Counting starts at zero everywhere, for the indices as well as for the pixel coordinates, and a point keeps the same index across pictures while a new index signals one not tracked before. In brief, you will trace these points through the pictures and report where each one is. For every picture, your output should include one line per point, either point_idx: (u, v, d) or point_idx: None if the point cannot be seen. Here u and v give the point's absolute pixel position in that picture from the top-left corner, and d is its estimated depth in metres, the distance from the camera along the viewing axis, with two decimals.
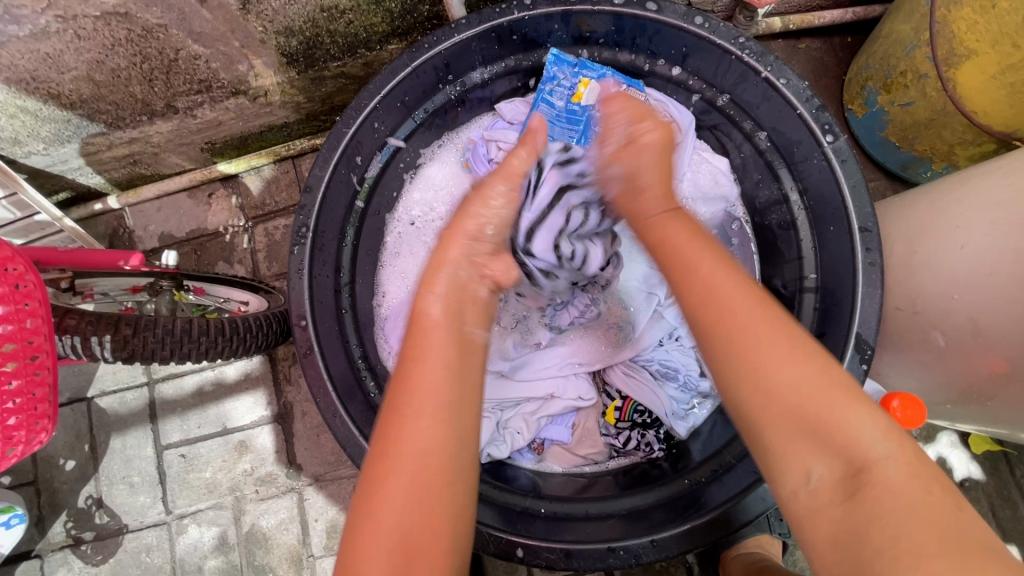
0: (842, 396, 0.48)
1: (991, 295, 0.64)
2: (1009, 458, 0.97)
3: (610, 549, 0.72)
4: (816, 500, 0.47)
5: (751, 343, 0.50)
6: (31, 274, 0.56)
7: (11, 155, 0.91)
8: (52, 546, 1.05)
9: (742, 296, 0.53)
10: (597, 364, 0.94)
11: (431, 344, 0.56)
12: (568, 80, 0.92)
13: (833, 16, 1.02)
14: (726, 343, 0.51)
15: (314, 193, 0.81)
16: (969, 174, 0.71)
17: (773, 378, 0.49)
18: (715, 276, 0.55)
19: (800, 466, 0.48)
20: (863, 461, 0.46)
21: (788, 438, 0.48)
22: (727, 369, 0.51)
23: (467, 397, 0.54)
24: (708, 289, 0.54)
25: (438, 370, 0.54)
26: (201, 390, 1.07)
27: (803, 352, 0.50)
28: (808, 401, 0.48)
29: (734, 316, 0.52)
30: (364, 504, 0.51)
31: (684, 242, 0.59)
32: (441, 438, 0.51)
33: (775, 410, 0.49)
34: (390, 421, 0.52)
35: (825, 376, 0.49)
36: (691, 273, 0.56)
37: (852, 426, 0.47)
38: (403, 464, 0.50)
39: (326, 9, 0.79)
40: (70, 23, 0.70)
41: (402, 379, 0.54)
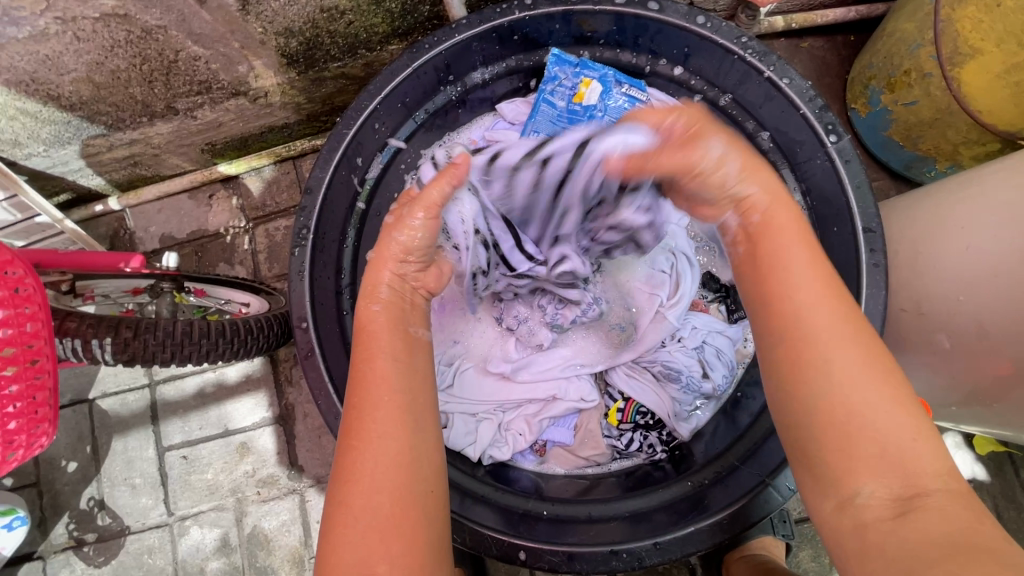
0: (910, 426, 0.47)
1: (996, 297, 0.64)
2: (1014, 459, 0.97)
3: (613, 552, 0.72)
4: (862, 515, 0.46)
5: (837, 368, 0.48)
6: (30, 278, 0.56)
7: (11, 157, 0.90)
8: (54, 548, 1.05)
9: (833, 319, 0.50)
10: (600, 365, 0.94)
11: (378, 344, 0.56)
12: (569, 80, 0.91)
13: (836, 14, 1.01)
14: (812, 362, 0.49)
15: (315, 194, 0.81)
16: (973, 175, 0.70)
17: (857, 405, 0.47)
18: (808, 296, 0.51)
19: (850, 485, 0.46)
20: (919, 486, 0.45)
21: (851, 460, 0.47)
22: (801, 395, 0.49)
23: (419, 386, 0.54)
24: (802, 303, 0.51)
25: (388, 363, 0.54)
26: (203, 392, 1.07)
27: (891, 384, 0.48)
28: (879, 423, 0.47)
29: (828, 334, 0.49)
30: (337, 496, 0.49)
31: (786, 253, 0.54)
32: (401, 426, 0.51)
33: (840, 429, 0.47)
34: (352, 414, 0.52)
35: (903, 410, 0.47)
36: (791, 284, 0.52)
37: (923, 460, 0.46)
38: (368, 452, 0.50)
39: (327, 9, 0.78)
40: (69, 24, 0.70)
41: (356, 377, 0.54)
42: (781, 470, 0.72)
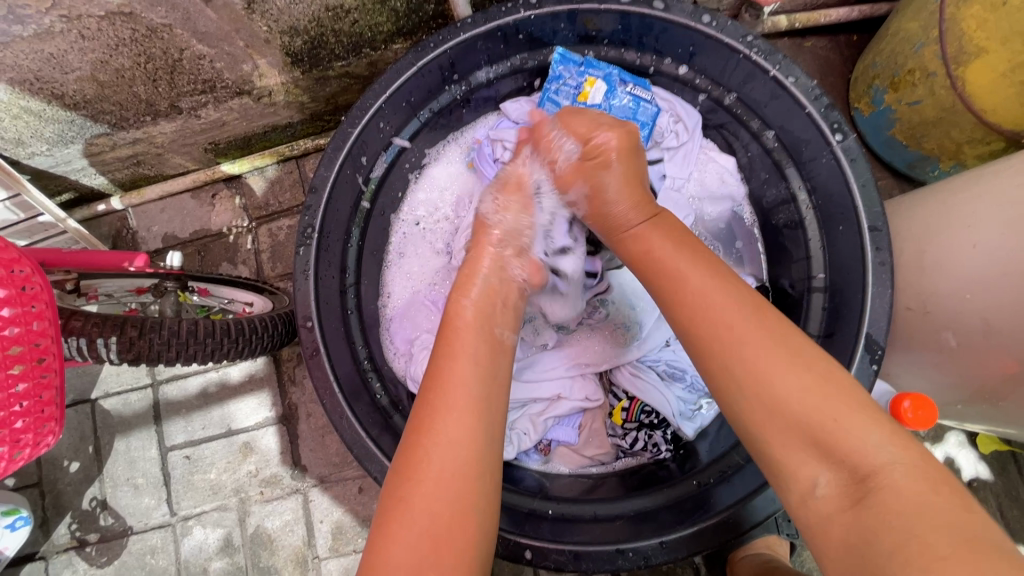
0: (821, 391, 0.48)
1: (1002, 295, 0.64)
2: (1017, 458, 0.97)
3: (619, 550, 0.72)
4: (822, 508, 0.47)
5: (744, 355, 0.51)
6: (38, 276, 0.56)
7: (14, 156, 0.90)
8: (57, 548, 1.05)
9: (733, 309, 0.54)
10: (603, 365, 0.93)
11: (463, 344, 0.59)
12: (574, 80, 0.91)
13: (839, 14, 1.01)
14: (719, 356, 0.53)
15: (320, 193, 0.80)
16: (980, 173, 0.70)
17: (769, 390, 0.50)
18: (706, 288, 0.56)
19: (805, 476, 0.48)
20: (867, 467, 0.45)
21: (785, 444, 0.49)
22: (730, 394, 0.52)
23: (495, 393, 0.56)
24: (693, 296, 0.56)
25: (470, 365, 0.57)
26: (206, 392, 1.07)
27: (793, 352, 0.51)
28: (793, 400, 0.49)
29: (726, 320, 0.53)
30: (394, 494, 0.50)
31: (670, 253, 0.62)
32: (472, 431, 0.52)
33: (766, 414, 0.50)
34: (424, 413, 0.53)
35: (826, 385, 0.49)
36: (678, 281, 0.58)
37: (860, 437, 0.46)
38: (434, 454, 0.51)
39: (331, 8, 0.78)
40: (74, 23, 0.70)
41: (435, 373, 0.56)
42: None
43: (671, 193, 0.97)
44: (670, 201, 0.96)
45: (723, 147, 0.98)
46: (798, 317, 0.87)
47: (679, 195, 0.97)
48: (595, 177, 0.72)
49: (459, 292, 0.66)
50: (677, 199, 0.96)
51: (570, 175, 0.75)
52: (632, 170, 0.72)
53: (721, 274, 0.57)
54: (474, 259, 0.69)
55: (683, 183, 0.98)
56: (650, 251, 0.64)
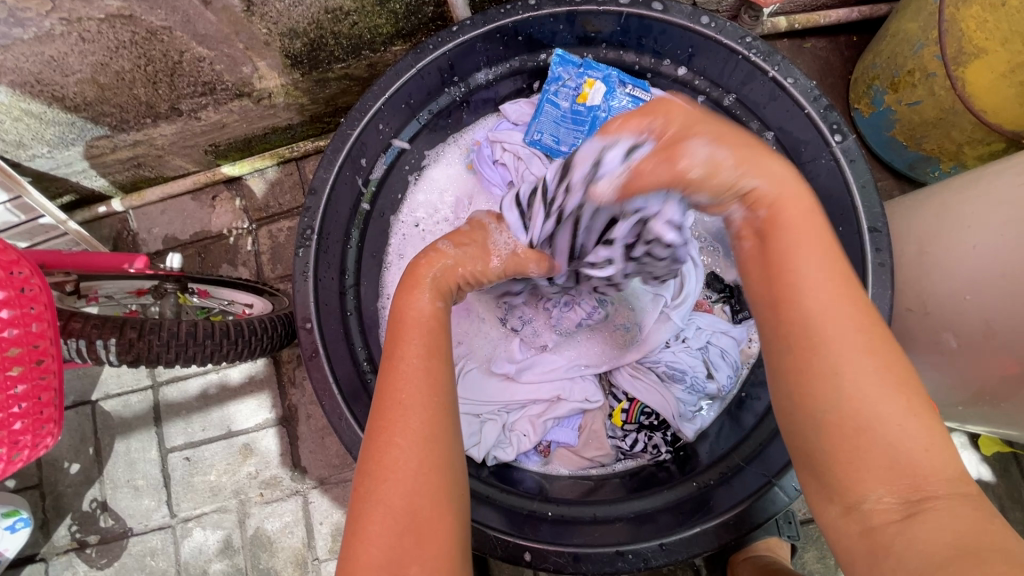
0: (912, 417, 0.44)
1: (1003, 296, 0.64)
2: (1020, 460, 0.96)
3: (619, 553, 0.72)
4: (870, 519, 0.43)
5: (847, 372, 0.44)
6: (37, 278, 0.56)
7: (15, 159, 0.91)
8: (57, 550, 1.05)
9: (831, 306, 0.46)
10: (603, 365, 0.94)
11: (421, 339, 0.56)
12: (572, 81, 0.91)
13: (839, 15, 1.01)
14: (810, 355, 0.45)
15: (319, 195, 0.81)
16: (980, 174, 0.70)
17: (861, 406, 0.44)
18: (810, 284, 0.46)
19: (860, 494, 0.44)
20: (925, 491, 0.43)
21: (845, 454, 0.44)
22: (800, 384, 0.46)
23: (453, 388, 0.54)
24: (803, 294, 0.46)
25: (428, 362, 0.54)
26: (206, 393, 1.07)
27: (897, 376, 0.45)
28: (876, 412, 0.43)
29: (835, 332, 0.45)
30: (368, 496, 0.49)
31: (787, 237, 0.48)
32: (438, 428, 0.51)
33: (837, 419, 0.44)
34: (386, 412, 0.51)
35: (907, 402, 0.44)
36: (794, 281, 0.47)
37: (925, 456, 0.43)
38: (404, 453, 0.49)
39: (331, 10, 0.78)
40: (74, 25, 0.70)
41: (394, 371, 0.54)
42: (787, 470, 0.72)
43: None
44: None
45: None
46: None
47: None
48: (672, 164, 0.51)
49: (414, 285, 0.61)
50: None
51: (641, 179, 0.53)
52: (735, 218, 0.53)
53: (836, 270, 0.47)
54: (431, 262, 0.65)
55: None
56: (770, 228, 0.49)
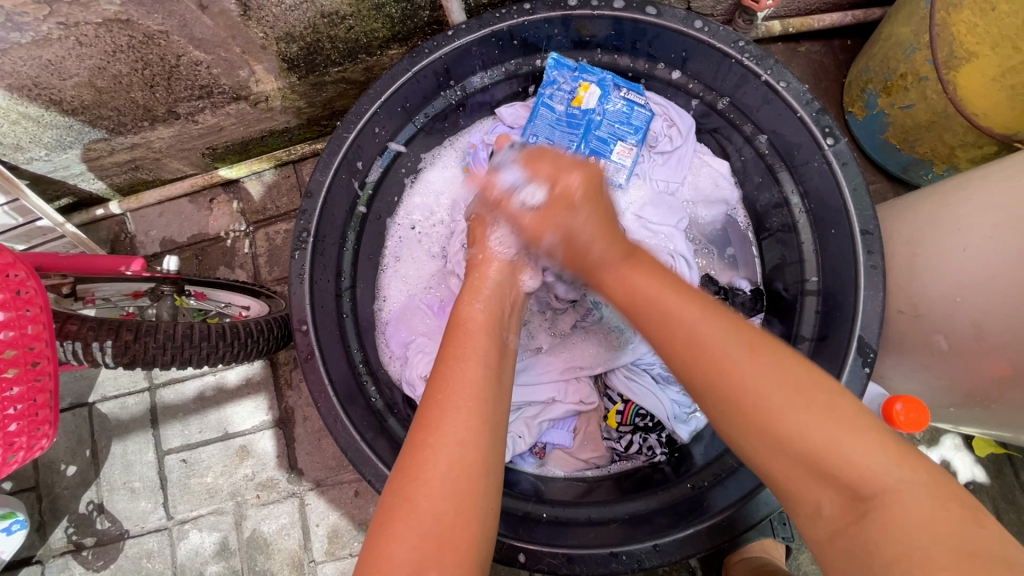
0: (829, 422, 0.46)
1: (993, 298, 0.64)
2: (1014, 461, 0.97)
3: (613, 554, 0.72)
4: (830, 524, 0.46)
5: (754, 394, 0.48)
6: (33, 280, 0.56)
7: (13, 162, 0.91)
8: (53, 552, 1.05)
9: (723, 338, 0.51)
10: (598, 368, 0.93)
11: (472, 344, 0.60)
12: (568, 84, 0.92)
13: (832, 19, 1.02)
14: (721, 392, 0.50)
15: (315, 198, 0.81)
16: (969, 177, 0.71)
17: (777, 422, 0.47)
18: (698, 323, 0.52)
19: (812, 498, 0.47)
20: (871, 487, 0.44)
21: (790, 470, 0.47)
22: (726, 420, 0.50)
23: (500, 397, 0.56)
24: (683, 331, 0.53)
25: (480, 367, 0.57)
26: (203, 396, 1.07)
27: (800, 385, 0.48)
28: (794, 425, 0.47)
29: (724, 364, 0.50)
30: (398, 495, 0.50)
31: (656, 289, 0.57)
32: (478, 433, 0.52)
33: (766, 440, 0.48)
34: (431, 412, 0.53)
35: (823, 410, 0.47)
36: (677, 328, 0.53)
37: (861, 458, 0.45)
38: (439, 454, 0.51)
39: (327, 15, 0.79)
40: (72, 29, 0.71)
41: (443, 373, 0.57)
42: None
43: (664, 197, 0.97)
44: (663, 204, 0.97)
45: (717, 151, 0.98)
46: (791, 320, 0.88)
47: (672, 199, 0.97)
48: (564, 218, 0.66)
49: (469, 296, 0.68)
50: (670, 202, 0.97)
51: (538, 224, 0.68)
52: (601, 209, 0.67)
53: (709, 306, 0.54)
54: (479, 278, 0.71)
55: (677, 187, 0.98)
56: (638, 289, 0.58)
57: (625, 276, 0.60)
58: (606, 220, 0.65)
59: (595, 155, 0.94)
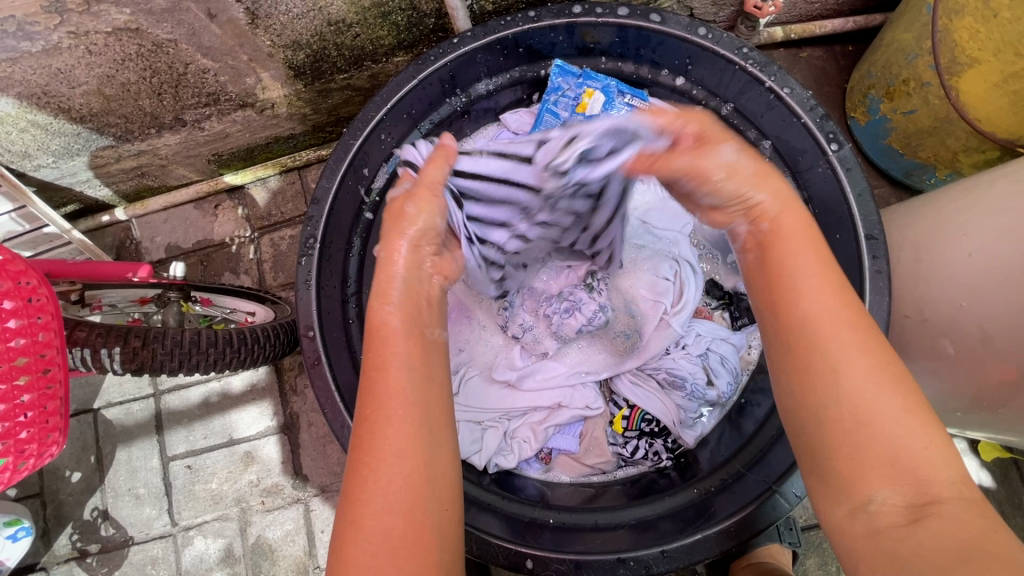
0: (916, 420, 0.45)
1: (998, 302, 0.64)
2: (1019, 465, 0.97)
3: (620, 560, 0.72)
4: (875, 521, 0.44)
5: (840, 362, 0.47)
6: (44, 288, 0.56)
7: (21, 169, 0.92)
8: (58, 559, 1.05)
9: (842, 317, 0.49)
10: (604, 372, 0.94)
11: (394, 349, 0.54)
12: (572, 91, 0.93)
13: (834, 25, 1.02)
14: (823, 365, 0.48)
15: (322, 204, 0.82)
16: (975, 181, 0.71)
17: (855, 397, 0.46)
18: (823, 293, 0.50)
19: (863, 491, 0.45)
20: (931, 494, 0.43)
21: (859, 459, 0.45)
22: (816, 396, 0.48)
23: (433, 398, 0.53)
24: (795, 295, 0.50)
25: (404, 371, 0.53)
26: (208, 401, 1.08)
27: (890, 373, 0.47)
28: (882, 417, 0.45)
29: (840, 338, 0.48)
30: (345, 516, 0.48)
31: (781, 253, 0.54)
32: (414, 440, 0.50)
33: (846, 424, 0.46)
34: (364, 429, 0.50)
35: (917, 418, 0.45)
36: (799, 287, 0.51)
37: (936, 469, 0.44)
38: (379, 470, 0.48)
39: (334, 22, 0.80)
40: (82, 39, 0.71)
41: (368, 385, 0.52)
42: (787, 476, 0.72)
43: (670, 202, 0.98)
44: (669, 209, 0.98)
45: None
46: None
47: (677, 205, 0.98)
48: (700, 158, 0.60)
49: (378, 299, 0.58)
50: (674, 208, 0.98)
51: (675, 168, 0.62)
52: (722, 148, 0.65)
53: (828, 265, 0.52)
54: (387, 260, 0.61)
55: None
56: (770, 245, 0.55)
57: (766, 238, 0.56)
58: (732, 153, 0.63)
59: None
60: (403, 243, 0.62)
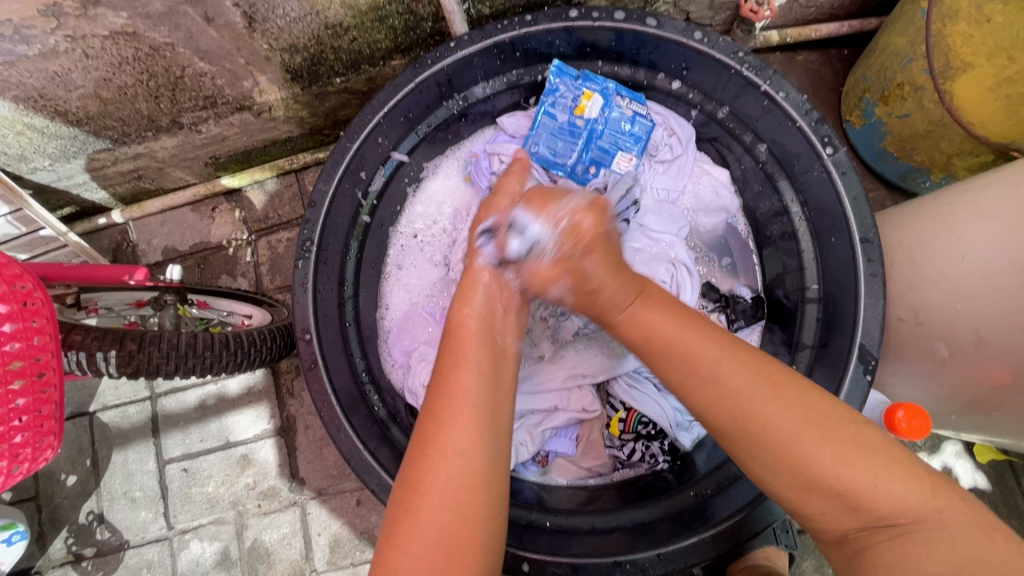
0: (858, 454, 0.49)
1: (990, 305, 0.65)
2: (1014, 467, 0.97)
3: (616, 563, 0.72)
4: (858, 547, 0.49)
5: (771, 422, 0.52)
6: (39, 291, 0.56)
7: (17, 172, 0.91)
8: (52, 562, 1.05)
9: (751, 382, 0.54)
10: (601, 376, 0.93)
11: (467, 351, 0.60)
12: (571, 92, 0.91)
13: (829, 29, 1.02)
14: (758, 436, 0.52)
15: (319, 208, 0.81)
16: (969, 185, 0.72)
17: (799, 453, 0.50)
18: (722, 365, 0.55)
19: (840, 530, 0.50)
20: (906, 518, 0.48)
21: (826, 510, 0.50)
22: (764, 464, 0.52)
23: (497, 401, 0.57)
24: (704, 371, 0.56)
25: (473, 375, 0.57)
26: (204, 404, 1.07)
27: (820, 419, 0.52)
28: (829, 468, 0.49)
29: (757, 408, 0.53)
30: (403, 504, 0.51)
31: (669, 331, 0.60)
32: (475, 442, 0.53)
33: (804, 482, 0.51)
34: (430, 424, 0.54)
35: (861, 453, 0.50)
36: (702, 370, 0.56)
37: (896, 497, 0.48)
38: (440, 465, 0.52)
39: (331, 26, 0.80)
40: (78, 42, 0.71)
41: (439, 384, 0.57)
42: None
43: (666, 205, 0.98)
44: (665, 211, 0.98)
45: (716, 159, 1.00)
46: (791, 327, 0.89)
47: (674, 207, 0.99)
48: (576, 263, 0.66)
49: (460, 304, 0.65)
50: (671, 210, 0.98)
51: (548, 274, 0.67)
52: (609, 251, 0.67)
53: (720, 342, 0.58)
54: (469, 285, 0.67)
55: (678, 195, 0.99)
56: (656, 342, 0.60)
57: (653, 337, 0.60)
58: (612, 264, 0.66)
59: (596, 164, 0.96)
60: (483, 266, 0.68)
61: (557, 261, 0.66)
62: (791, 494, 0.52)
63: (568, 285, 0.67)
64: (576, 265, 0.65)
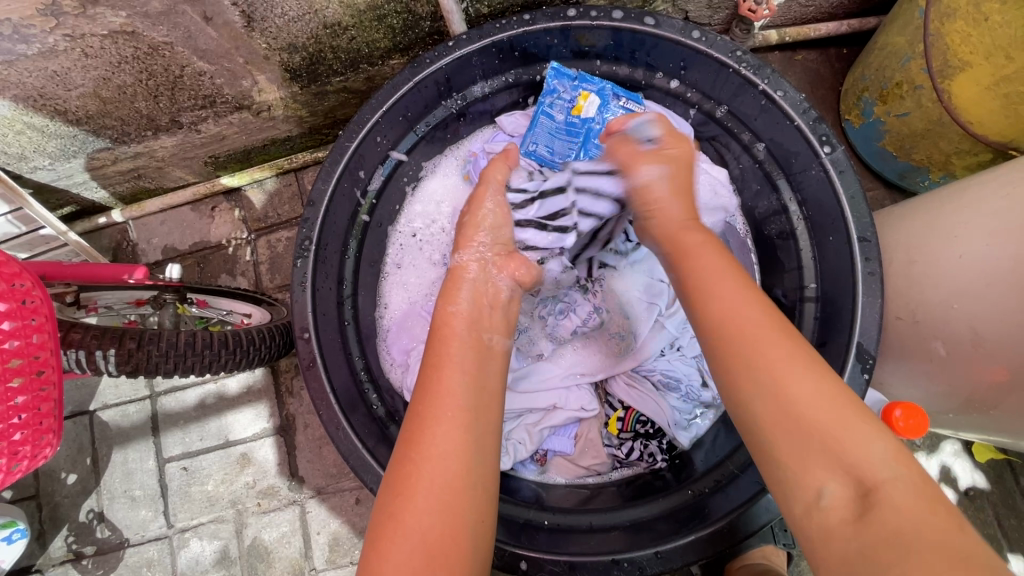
0: (836, 400, 0.49)
1: (988, 303, 0.65)
2: (1013, 466, 0.97)
3: (614, 561, 0.72)
4: (827, 519, 0.46)
5: (763, 352, 0.52)
6: (38, 290, 0.57)
7: (17, 171, 0.92)
8: (53, 561, 1.05)
9: (757, 309, 0.55)
10: (600, 374, 0.94)
11: (449, 352, 0.60)
12: (568, 93, 0.92)
13: (828, 28, 1.02)
14: (747, 355, 0.52)
15: (317, 207, 0.81)
16: (967, 183, 0.72)
17: (781, 383, 0.50)
18: (738, 289, 0.56)
19: (811, 485, 0.47)
20: (870, 479, 0.45)
21: (795, 450, 0.48)
22: (745, 388, 0.52)
23: (482, 404, 0.57)
24: (718, 295, 0.56)
25: (456, 376, 0.58)
26: (204, 403, 1.08)
27: (811, 361, 0.52)
28: (807, 403, 0.49)
29: (753, 332, 0.53)
30: (388, 507, 0.52)
31: (703, 255, 0.61)
32: (459, 443, 0.53)
33: (781, 414, 0.49)
34: (416, 427, 0.54)
35: (840, 398, 0.49)
36: (717, 293, 0.57)
37: (866, 448, 0.47)
38: (424, 468, 0.52)
39: (329, 25, 0.80)
40: (78, 41, 0.71)
41: (425, 387, 0.57)
42: None
43: None
44: None
45: (716, 158, 1.00)
46: (790, 326, 0.89)
47: None
48: (671, 161, 0.73)
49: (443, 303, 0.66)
50: None
51: (638, 162, 0.74)
52: (684, 176, 0.73)
53: (743, 274, 0.59)
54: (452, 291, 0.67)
55: None
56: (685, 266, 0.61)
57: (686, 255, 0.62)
58: (683, 188, 0.71)
59: None
60: (475, 260, 0.71)
61: (639, 154, 0.74)
62: (762, 429, 0.51)
63: (646, 179, 0.72)
64: (644, 159, 0.73)
